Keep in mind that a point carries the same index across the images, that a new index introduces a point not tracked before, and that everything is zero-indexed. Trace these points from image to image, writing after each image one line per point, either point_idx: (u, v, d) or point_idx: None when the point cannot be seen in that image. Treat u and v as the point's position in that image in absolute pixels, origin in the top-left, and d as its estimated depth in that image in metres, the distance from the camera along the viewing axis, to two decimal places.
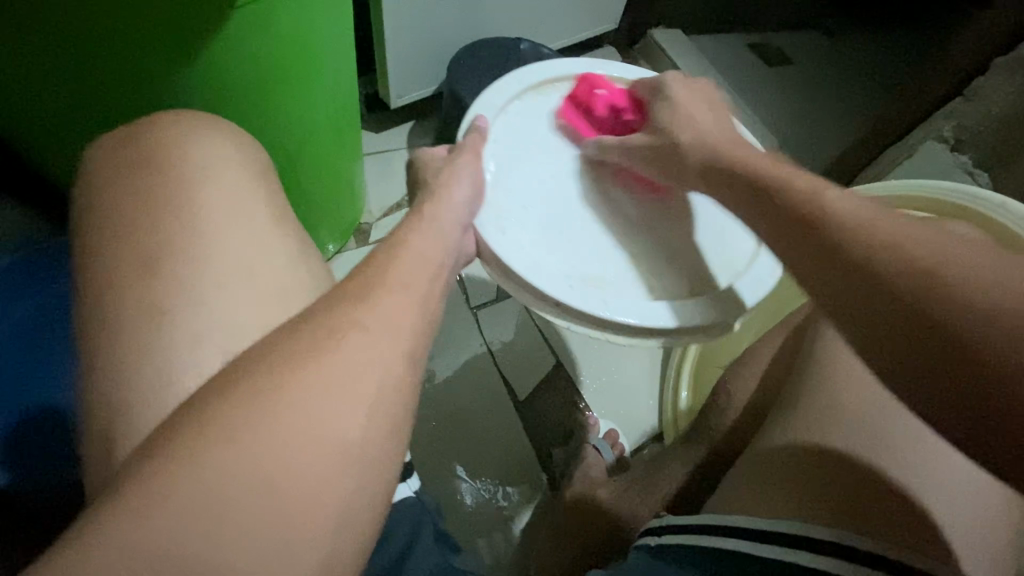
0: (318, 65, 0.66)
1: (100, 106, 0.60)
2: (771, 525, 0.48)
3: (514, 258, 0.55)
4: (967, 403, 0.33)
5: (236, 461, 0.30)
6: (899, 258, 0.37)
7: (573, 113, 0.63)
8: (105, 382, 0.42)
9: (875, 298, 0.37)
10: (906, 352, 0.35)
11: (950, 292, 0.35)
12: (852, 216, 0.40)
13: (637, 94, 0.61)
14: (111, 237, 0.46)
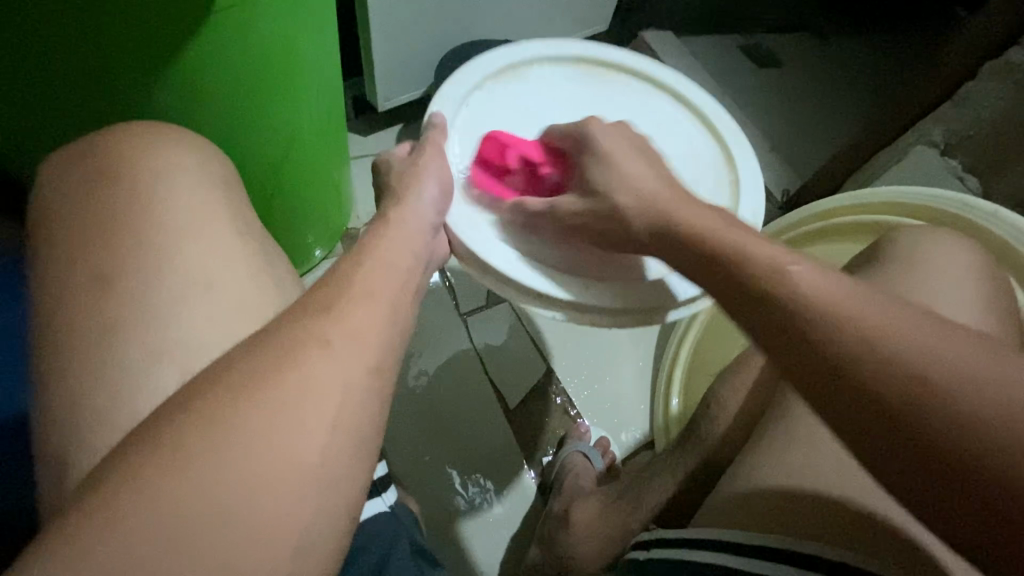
0: (301, 71, 0.65)
1: (63, 112, 0.56)
2: (756, 539, 0.47)
3: (489, 249, 0.54)
4: (969, 515, 0.32)
5: (198, 486, 0.29)
6: (899, 357, 0.34)
7: (489, 180, 0.57)
8: (68, 400, 0.40)
9: (883, 411, 0.34)
10: (934, 481, 0.33)
11: (954, 403, 0.32)
12: (808, 288, 0.37)
13: (554, 146, 0.55)
14: (76, 248, 0.45)
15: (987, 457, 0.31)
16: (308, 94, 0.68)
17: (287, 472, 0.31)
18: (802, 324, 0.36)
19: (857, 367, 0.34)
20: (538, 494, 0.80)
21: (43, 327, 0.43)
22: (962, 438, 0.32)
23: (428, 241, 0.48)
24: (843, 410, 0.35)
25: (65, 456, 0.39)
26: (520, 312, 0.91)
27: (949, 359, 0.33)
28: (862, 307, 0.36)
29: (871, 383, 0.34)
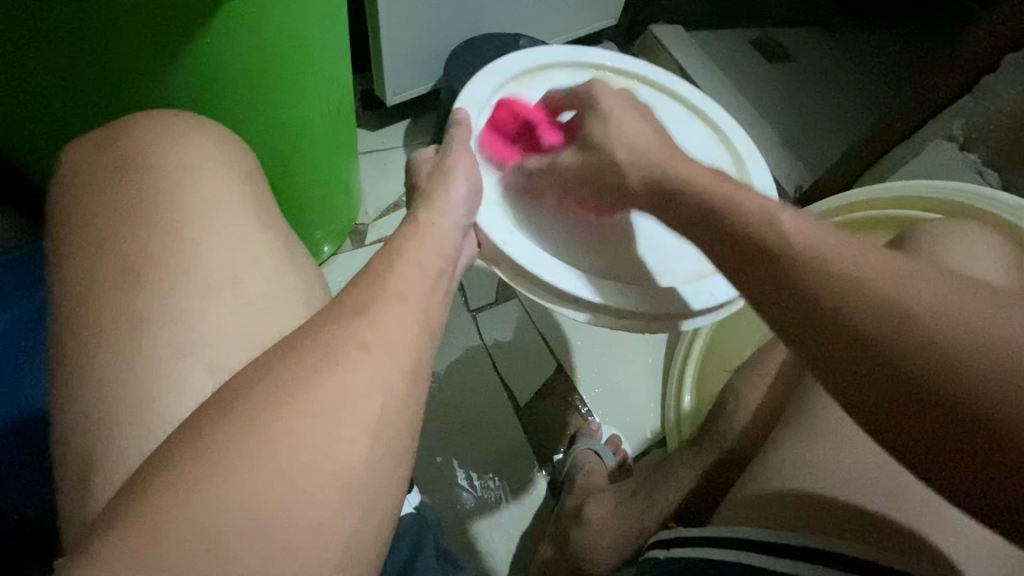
0: (312, 63, 0.64)
1: (79, 107, 0.56)
2: (780, 537, 0.46)
3: (522, 254, 0.53)
4: (951, 453, 0.31)
5: (239, 492, 0.29)
6: (865, 290, 0.34)
7: (498, 143, 0.57)
8: (94, 405, 0.40)
9: (857, 344, 0.33)
10: (905, 416, 0.32)
11: (925, 336, 0.32)
12: (790, 232, 0.37)
13: (553, 107, 0.56)
14: (96, 249, 0.44)
15: (957, 383, 0.30)
16: (319, 84, 0.67)
17: (326, 474, 0.31)
18: (810, 287, 0.35)
19: (857, 328, 0.33)
20: (549, 491, 0.79)
21: (64, 331, 0.42)
22: (974, 401, 0.30)
23: (457, 242, 0.47)
24: (845, 373, 0.34)
25: (93, 460, 0.39)
26: (529, 309, 0.90)
27: (954, 322, 0.32)
28: (871, 272, 0.34)
29: (877, 348, 0.32)
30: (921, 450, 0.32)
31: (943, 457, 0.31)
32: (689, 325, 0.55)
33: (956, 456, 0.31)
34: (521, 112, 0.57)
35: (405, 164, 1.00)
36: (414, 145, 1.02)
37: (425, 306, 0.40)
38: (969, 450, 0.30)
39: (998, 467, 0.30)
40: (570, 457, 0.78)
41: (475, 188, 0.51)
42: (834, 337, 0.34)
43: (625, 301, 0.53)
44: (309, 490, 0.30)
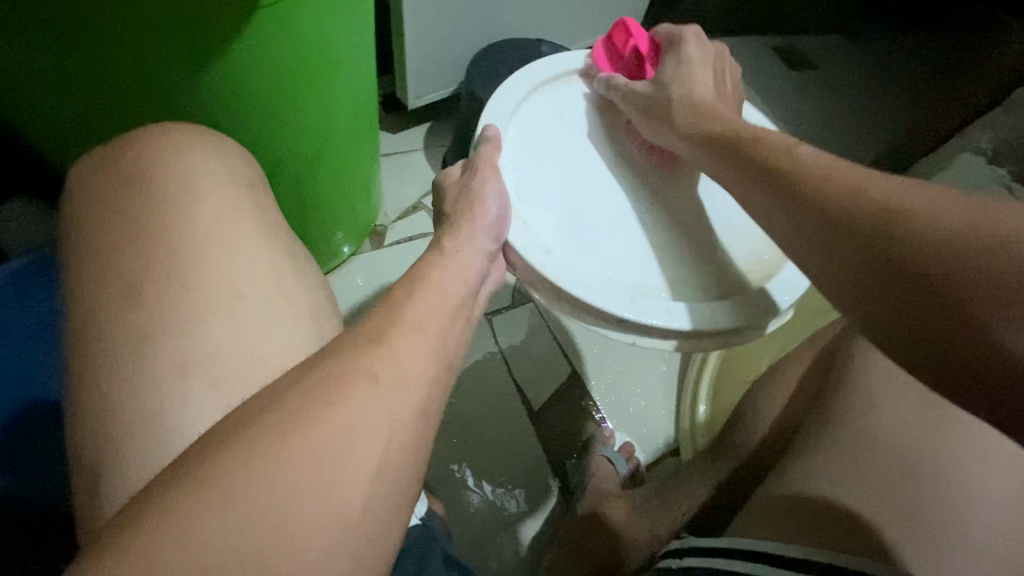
0: (338, 68, 0.66)
1: (109, 109, 0.57)
2: (801, 553, 0.46)
3: (565, 278, 0.50)
4: (934, 329, 0.32)
5: (273, 503, 0.30)
6: (862, 197, 0.37)
7: (606, 57, 0.61)
8: (125, 409, 0.41)
9: (853, 239, 0.37)
10: (890, 301, 0.34)
11: (917, 228, 0.34)
12: (811, 156, 0.42)
13: (660, 40, 0.60)
14: (132, 258, 0.46)
15: (948, 268, 0.32)
16: (343, 87, 0.68)
17: (352, 482, 0.33)
18: (801, 193, 0.40)
19: (831, 210, 0.38)
20: (560, 497, 0.79)
21: (94, 337, 0.43)
22: (929, 265, 0.33)
23: (484, 266, 0.49)
24: (824, 256, 0.38)
25: (118, 469, 0.40)
26: (544, 314, 0.90)
27: (917, 205, 0.35)
28: (859, 174, 0.39)
29: (846, 227, 0.37)
30: (894, 326, 0.34)
31: (915, 334, 0.33)
32: (769, 327, 0.53)
33: (927, 327, 0.33)
34: (633, 35, 0.60)
35: (424, 167, 1.01)
36: (433, 149, 1.03)
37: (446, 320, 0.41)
38: (932, 307, 0.32)
39: (972, 325, 0.31)
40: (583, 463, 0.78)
41: (501, 209, 0.51)
42: (813, 228, 0.39)
43: (699, 320, 0.51)
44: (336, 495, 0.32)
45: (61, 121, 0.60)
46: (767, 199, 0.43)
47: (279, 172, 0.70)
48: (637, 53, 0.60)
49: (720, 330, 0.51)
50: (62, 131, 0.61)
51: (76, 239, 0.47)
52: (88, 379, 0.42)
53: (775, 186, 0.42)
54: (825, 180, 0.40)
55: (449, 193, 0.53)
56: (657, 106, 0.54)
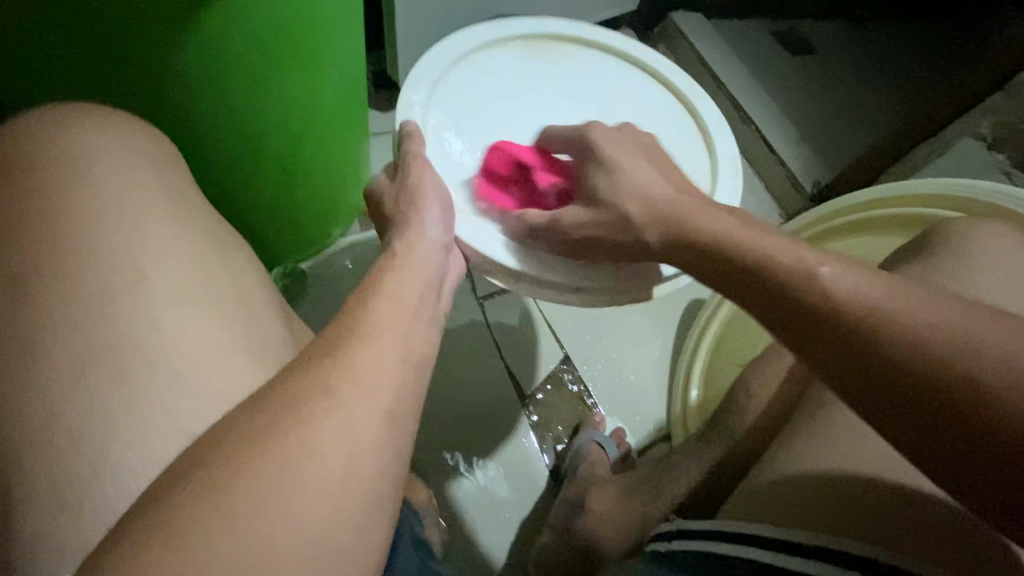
0: (327, 38, 0.63)
1: (74, 76, 0.53)
2: (791, 535, 0.46)
3: (515, 253, 0.53)
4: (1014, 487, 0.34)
5: (273, 488, 0.31)
6: (907, 338, 0.37)
7: (492, 189, 0.55)
8: (100, 388, 0.39)
9: (913, 392, 0.36)
10: (961, 458, 0.35)
11: (975, 380, 0.35)
12: (838, 283, 0.40)
13: (546, 146, 0.55)
14: (111, 236, 0.44)
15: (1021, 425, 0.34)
16: (335, 59, 0.66)
17: (348, 465, 0.33)
18: (832, 329, 0.39)
19: (868, 351, 0.38)
20: (550, 481, 0.79)
21: (63, 315, 0.41)
22: (988, 415, 0.35)
23: (440, 261, 0.48)
24: (868, 401, 0.38)
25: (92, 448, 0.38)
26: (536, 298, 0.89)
27: (953, 335, 0.36)
28: (892, 301, 0.38)
29: (891, 373, 0.37)
30: (948, 461, 0.36)
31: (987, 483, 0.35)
32: (657, 292, 0.53)
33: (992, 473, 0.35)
34: (511, 154, 0.54)
35: None
36: None
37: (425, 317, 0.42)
38: (1005, 463, 0.34)
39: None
40: (573, 446, 0.78)
41: (442, 201, 0.51)
42: (850, 367, 0.39)
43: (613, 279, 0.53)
44: (337, 483, 0.33)
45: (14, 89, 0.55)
46: None
47: (263, 147, 0.67)
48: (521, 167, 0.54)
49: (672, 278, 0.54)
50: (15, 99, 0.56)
51: (32, 208, 0.43)
52: (53, 359, 0.39)
53: (809, 319, 0.40)
54: (866, 310, 0.38)
55: (388, 197, 0.52)
56: (609, 218, 0.48)
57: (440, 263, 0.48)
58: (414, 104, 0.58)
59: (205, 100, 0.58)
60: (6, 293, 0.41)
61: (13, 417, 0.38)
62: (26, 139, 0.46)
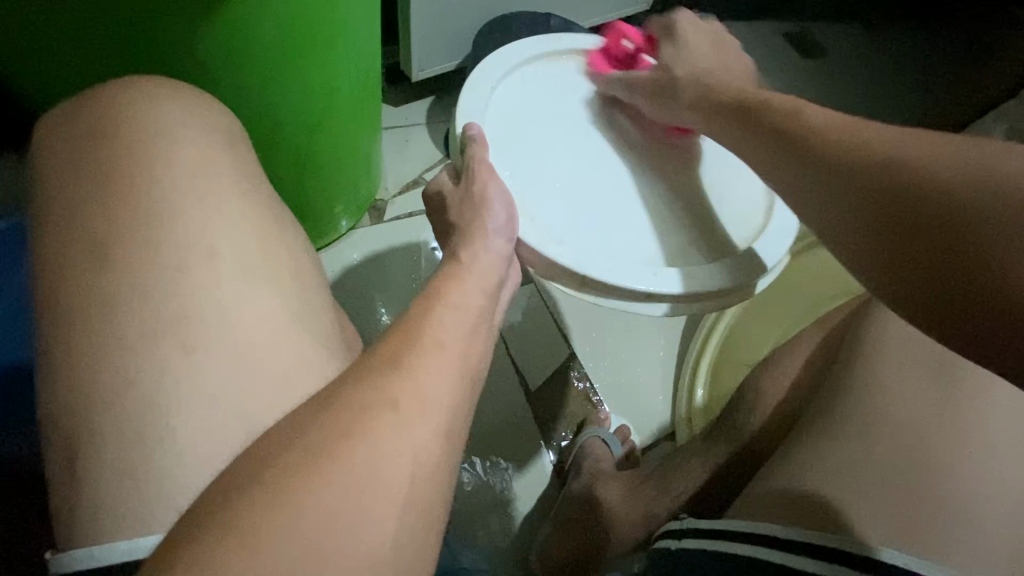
0: (345, 29, 0.63)
1: (98, 59, 0.53)
2: (803, 537, 0.46)
3: (583, 264, 0.53)
4: (951, 281, 0.34)
5: (307, 480, 0.31)
6: (870, 144, 0.41)
7: (603, 61, 0.66)
8: (157, 364, 0.40)
9: (859, 179, 0.40)
10: (895, 233, 0.38)
11: (928, 170, 0.37)
12: (837, 130, 0.44)
13: (648, 33, 0.66)
14: (159, 213, 0.44)
15: (958, 210, 0.35)
16: (350, 50, 0.66)
17: (375, 454, 0.33)
18: (824, 158, 0.43)
19: (834, 159, 0.42)
20: (555, 474, 0.80)
21: (81, 301, 0.41)
22: (964, 206, 0.35)
23: (502, 274, 0.49)
24: (847, 209, 0.41)
25: (157, 420, 0.38)
26: (546, 296, 0.89)
27: (957, 163, 0.37)
28: (872, 134, 0.42)
29: (824, 152, 0.43)
30: (890, 250, 0.38)
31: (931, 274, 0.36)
32: (757, 286, 0.58)
33: (933, 263, 0.35)
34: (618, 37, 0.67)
35: (426, 142, 0.99)
36: (437, 124, 1.01)
37: (461, 303, 0.43)
38: (941, 244, 0.35)
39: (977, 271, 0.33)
40: (578, 442, 0.78)
41: (507, 216, 0.52)
42: (826, 177, 0.43)
43: (691, 282, 0.55)
44: (388, 458, 0.33)
45: (36, 70, 0.55)
46: None
47: (279, 136, 0.67)
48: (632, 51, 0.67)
49: (733, 283, 0.56)
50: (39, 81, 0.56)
51: (60, 195, 0.44)
52: (78, 345, 0.39)
53: (788, 144, 0.46)
54: (843, 139, 0.43)
55: (454, 206, 0.53)
56: (660, 77, 0.58)
57: (502, 276, 0.49)
58: (474, 112, 0.59)
59: (219, 85, 0.58)
60: (46, 281, 0.42)
61: (46, 401, 0.39)
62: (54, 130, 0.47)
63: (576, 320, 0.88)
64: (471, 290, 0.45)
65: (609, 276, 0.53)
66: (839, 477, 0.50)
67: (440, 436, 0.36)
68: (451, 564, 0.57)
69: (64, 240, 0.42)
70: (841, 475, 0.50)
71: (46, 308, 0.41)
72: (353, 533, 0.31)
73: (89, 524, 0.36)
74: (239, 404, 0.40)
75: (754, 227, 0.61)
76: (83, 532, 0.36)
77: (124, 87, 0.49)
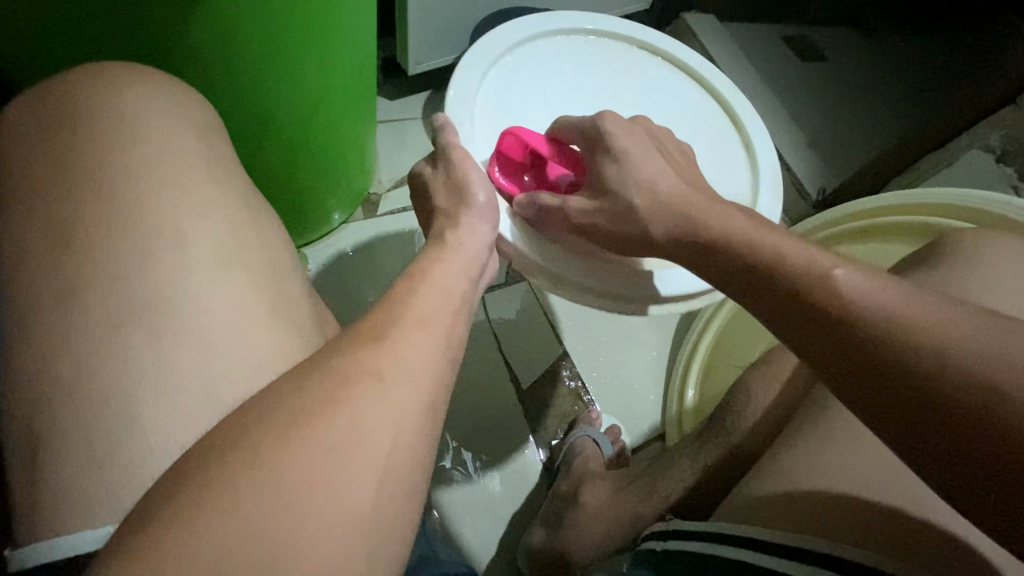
0: (340, 21, 0.62)
1: (85, 43, 0.52)
2: (786, 539, 0.46)
3: (564, 266, 0.53)
4: (966, 461, 0.32)
5: (282, 474, 0.30)
6: (849, 297, 0.37)
7: (508, 180, 0.55)
8: (136, 351, 0.39)
9: (849, 344, 0.36)
10: (899, 409, 0.34)
11: (924, 335, 0.34)
12: (808, 266, 0.39)
13: (562, 139, 0.54)
14: (142, 200, 0.43)
15: (969, 387, 0.32)
16: (341, 45, 0.65)
17: (357, 445, 0.32)
18: (808, 307, 0.38)
19: (817, 312, 0.37)
20: (544, 474, 0.79)
21: (56, 289, 0.39)
22: (978, 409, 0.32)
23: (489, 262, 0.48)
24: (840, 378, 0.36)
25: (133, 411, 0.37)
26: (540, 294, 0.88)
27: (959, 341, 0.34)
28: (842, 275, 0.38)
29: (804, 310, 0.38)
30: (898, 428, 0.34)
31: (968, 472, 0.32)
32: (654, 309, 0.55)
33: (956, 463, 0.32)
34: (526, 143, 0.54)
35: (421, 136, 0.99)
36: (432, 119, 1.00)
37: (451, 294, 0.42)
38: (953, 423, 0.32)
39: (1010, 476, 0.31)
40: (567, 442, 0.78)
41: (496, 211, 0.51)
42: (810, 334, 0.38)
43: (613, 285, 0.54)
44: (368, 453, 0.32)
45: (20, 52, 0.54)
46: None
47: (270, 127, 0.66)
48: (540, 158, 0.55)
49: (638, 297, 0.54)
50: (23, 61, 0.55)
51: (39, 178, 0.43)
52: (53, 333, 0.38)
53: (752, 274, 0.41)
54: (820, 279, 0.38)
55: (446, 200, 0.52)
56: (612, 206, 0.47)
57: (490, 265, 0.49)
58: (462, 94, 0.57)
59: (210, 74, 0.57)
60: (20, 267, 0.40)
61: (18, 386, 0.38)
62: (34, 111, 0.46)
63: (571, 318, 0.88)
64: (460, 287, 0.44)
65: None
66: (828, 483, 0.50)
67: (426, 432, 0.35)
68: (438, 559, 0.56)
69: (42, 221, 0.41)
70: (831, 480, 0.50)
71: (18, 292, 0.40)
72: (330, 531, 0.30)
73: (59, 513, 0.35)
74: (218, 392, 0.40)
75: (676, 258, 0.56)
76: (52, 525, 0.35)
77: (110, 71, 0.48)
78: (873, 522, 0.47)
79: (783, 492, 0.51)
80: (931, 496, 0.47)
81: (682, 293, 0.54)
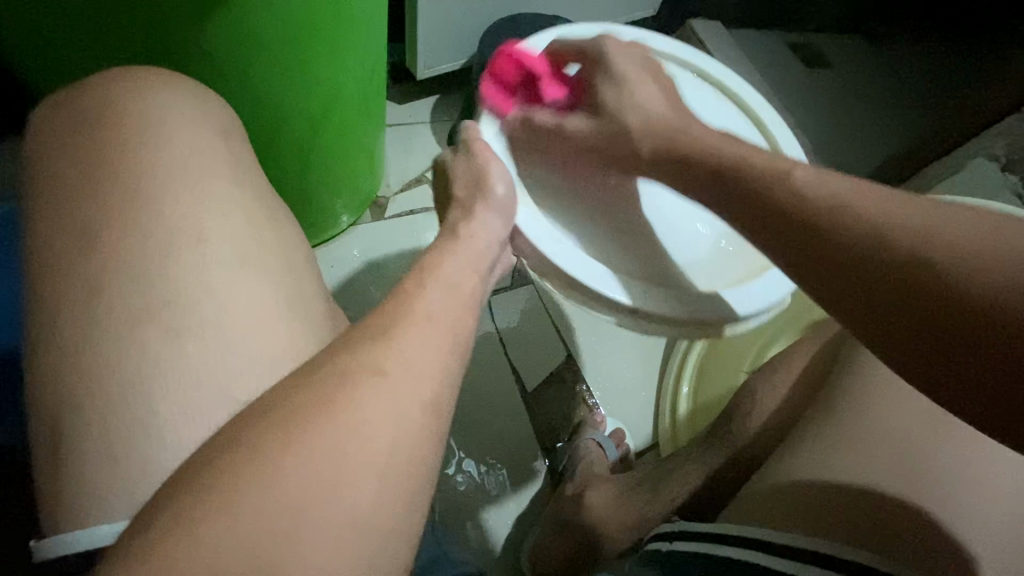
0: (352, 26, 0.63)
1: (105, 47, 0.53)
2: (789, 540, 0.46)
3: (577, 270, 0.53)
4: (967, 355, 0.31)
5: (296, 471, 0.31)
6: (847, 205, 0.36)
7: (499, 92, 0.57)
8: (151, 351, 0.40)
9: (846, 248, 0.35)
10: (896, 307, 0.33)
11: (926, 233, 0.33)
12: (812, 183, 0.39)
13: (559, 59, 0.56)
14: (159, 202, 0.44)
15: (970, 281, 0.31)
16: (353, 50, 0.66)
17: (368, 445, 0.33)
18: (805, 218, 0.37)
19: (814, 221, 0.37)
20: (548, 476, 0.79)
21: (75, 288, 0.40)
22: (981, 300, 0.30)
23: (495, 253, 0.49)
24: (839, 282, 0.35)
25: (149, 409, 0.38)
26: (545, 296, 0.89)
27: (964, 240, 0.32)
28: (842, 189, 0.38)
29: (801, 219, 0.38)
30: (896, 326, 0.33)
31: (965, 365, 0.31)
32: (728, 330, 0.54)
33: (950, 351, 0.31)
34: (525, 63, 0.56)
35: (429, 140, 0.99)
36: (439, 122, 1.01)
37: (464, 293, 0.43)
38: (954, 315, 0.31)
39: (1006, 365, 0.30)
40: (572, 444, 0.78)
41: (503, 213, 0.51)
42: (806, 245, 0.37)
43: (676, 308, 0.52)
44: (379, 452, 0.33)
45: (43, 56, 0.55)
46: (769, 168, 0.41)
47: (282, 129, 0.67)
48: (533, 79, 0.57)
49: (712, 317, 0.52)
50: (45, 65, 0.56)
51: (58, 179, 0.44)
52: (72, 331, 0.39)
53: (748, 192, 0.41)
54: (820, 192, 0.38)
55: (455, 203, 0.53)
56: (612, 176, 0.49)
57: (496, 256, 0.49)
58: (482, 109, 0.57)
59: (226, 77, 0.58)
60: (41, 265, 0.41)
61: (38, 383, 0.39)
62: (56, 114, 0.47)
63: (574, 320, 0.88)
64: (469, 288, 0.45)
65: (623, 298, 0.52)
66: (831, 484, 0.50)
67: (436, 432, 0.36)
68: (445, 557, 0.57)
69: (61, 221, 0.42)
70: (835, 483, 0.50)
71: (39, 290, 0.41)
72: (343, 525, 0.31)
73: (78, 507, 0.36)
74: (231, 390, 0.40)
75: (732, 277, 0.55)
76: (71, 519, 0.36)
77: (128, 74, 0.49)
78: (875, 525, 0.48)
79: (787, 494, 0.52)
80: (931, 500, 0.48)
81: (753, 310, 0.53)
